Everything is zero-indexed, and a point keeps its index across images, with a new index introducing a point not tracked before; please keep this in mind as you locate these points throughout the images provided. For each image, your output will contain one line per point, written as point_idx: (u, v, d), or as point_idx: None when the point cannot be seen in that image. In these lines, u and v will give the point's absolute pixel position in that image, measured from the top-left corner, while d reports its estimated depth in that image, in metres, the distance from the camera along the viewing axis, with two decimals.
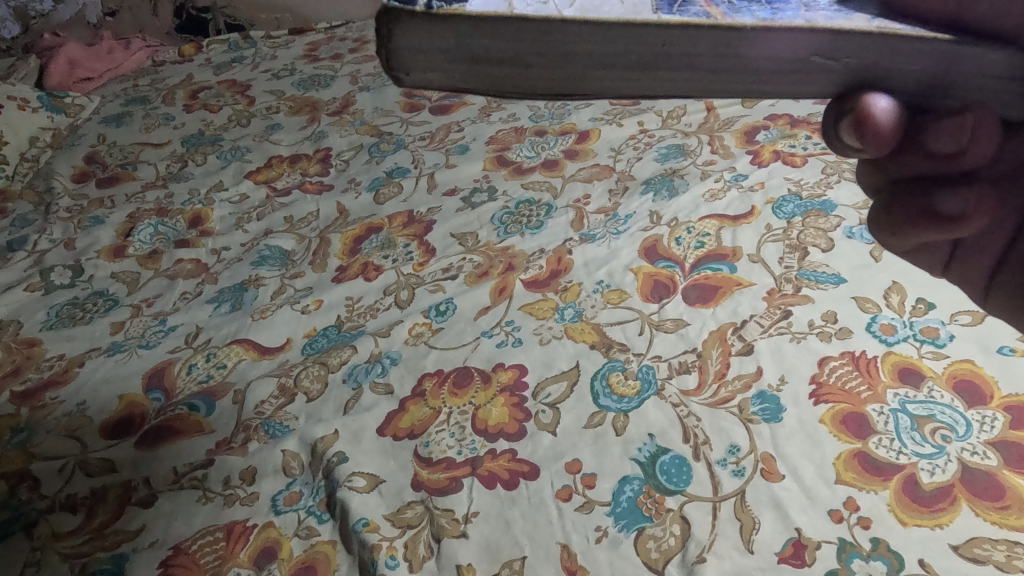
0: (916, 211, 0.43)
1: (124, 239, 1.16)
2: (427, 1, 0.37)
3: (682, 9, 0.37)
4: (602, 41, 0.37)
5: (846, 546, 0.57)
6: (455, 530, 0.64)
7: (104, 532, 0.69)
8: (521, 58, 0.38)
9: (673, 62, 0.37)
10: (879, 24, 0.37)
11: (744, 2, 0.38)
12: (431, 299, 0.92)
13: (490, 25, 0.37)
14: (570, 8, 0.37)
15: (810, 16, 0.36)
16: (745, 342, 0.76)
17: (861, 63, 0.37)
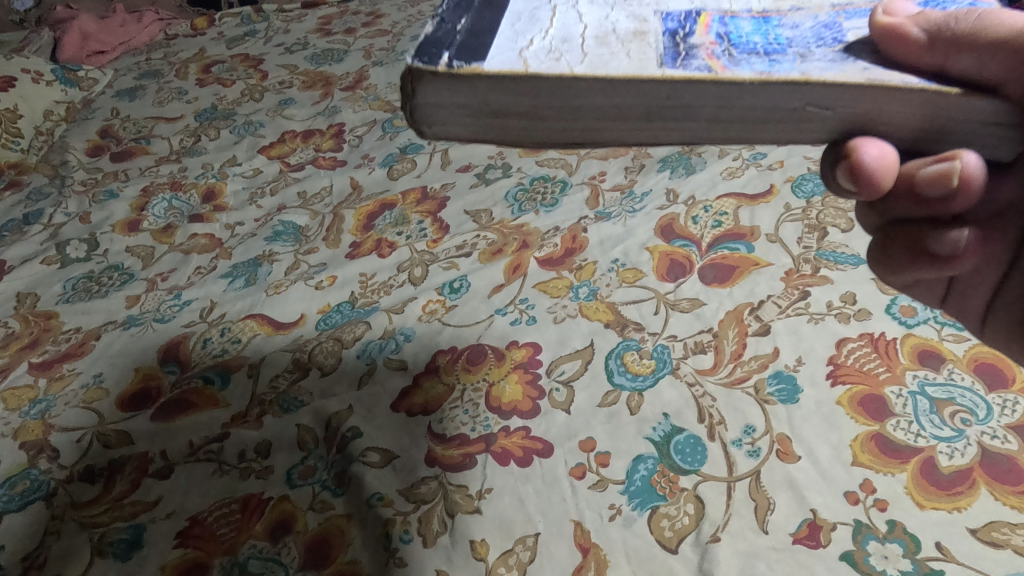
0: (911, 251, 0.49)
1: (139, 213, 1.16)
2: (447, 61, 0.37)
3: (685, 63, 0.37)
4: (608, 96, 0.37)
5: (862, 528, 0.57)
6: (469, 506, 0.64)
7: (121, 502, 0.70)
8: (537, 110, 0.39)
9: (681, 112, 0.38)
10: (870, 74, 0.36)
11: (743, 54, 0.38)
12: (445, 276, 0.91)
13: (505, 84, 0.37)
14: (580, 64, 0.37)
15: (805, 68, 0.36)
16: (762, 323, 0.75)
17: (854, 113, 0.37)
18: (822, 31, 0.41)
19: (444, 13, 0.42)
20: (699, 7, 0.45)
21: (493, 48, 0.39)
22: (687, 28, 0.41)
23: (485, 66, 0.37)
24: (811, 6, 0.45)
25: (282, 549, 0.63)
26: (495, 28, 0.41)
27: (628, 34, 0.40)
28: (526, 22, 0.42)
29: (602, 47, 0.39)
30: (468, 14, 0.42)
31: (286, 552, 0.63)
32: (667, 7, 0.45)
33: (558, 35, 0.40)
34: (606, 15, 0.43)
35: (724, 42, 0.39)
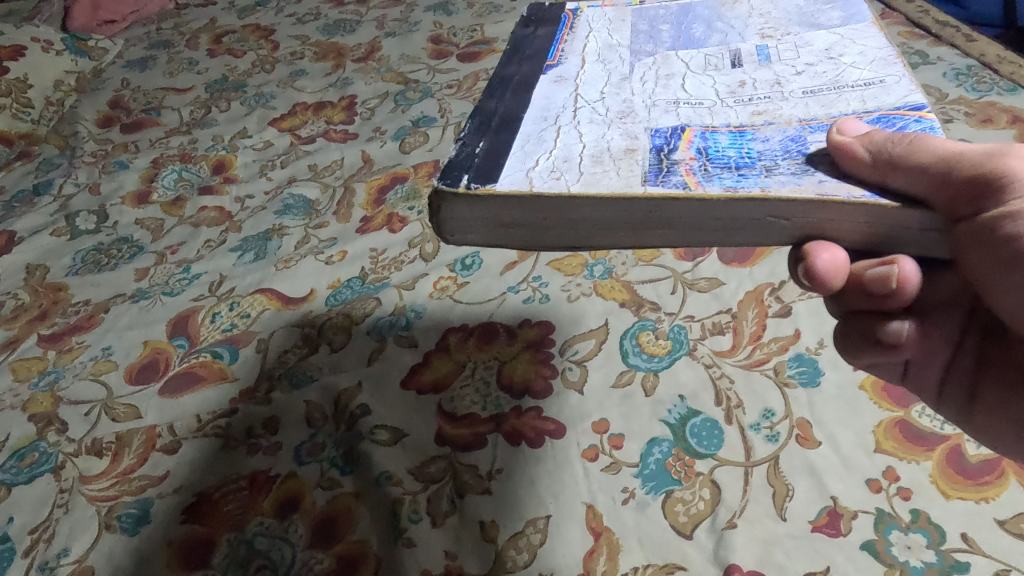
0: (866, 338, 0.53)
1: (149, 184, 1.15)
2: (466, 184, 0.43)
3: (665, 180, 0.41)
4: (604, 211, 0.41)
5: (884, 517, 0.55)
6: (479, 486, 0.63)
7: (129, 477, 0.69)
8: (542, 222, 0.43)
9: (659, 225, 0.41)
10: (822, 189, 0.39)
11: (716, 169, 0.42)
12: (456, 252, 0.90)
13: (514, 200, 0.42)
14: (577, 183, 0.42)
15: (766, 183, 0.40)
16: (783, 304, 0.73)
17: (809, 224, 0.39)
18: (788, 143, 0.44)
19: (466, 137, 0.48)
20: (684, 121, 0.48)
21: (505, 168, 0.45)
22: (671, 144, 0.45)
23: (496, 187, 0.43)
24: (782, 119, 0.47)
25: (290, 527, 0.63)
26: (504, 151, 0.47)
27: (619, 152, 0.45)
28: (534, 143, 0.47)
29: (596, 167, 0.43)
30: (485, 137, 0.48)
31: (293, 530, 0.62)
32: (658, 122, 0.48)
33: (560, 155, 0.45)
34: (603, 133, 0.47)
35: (699, 157, 0.43)
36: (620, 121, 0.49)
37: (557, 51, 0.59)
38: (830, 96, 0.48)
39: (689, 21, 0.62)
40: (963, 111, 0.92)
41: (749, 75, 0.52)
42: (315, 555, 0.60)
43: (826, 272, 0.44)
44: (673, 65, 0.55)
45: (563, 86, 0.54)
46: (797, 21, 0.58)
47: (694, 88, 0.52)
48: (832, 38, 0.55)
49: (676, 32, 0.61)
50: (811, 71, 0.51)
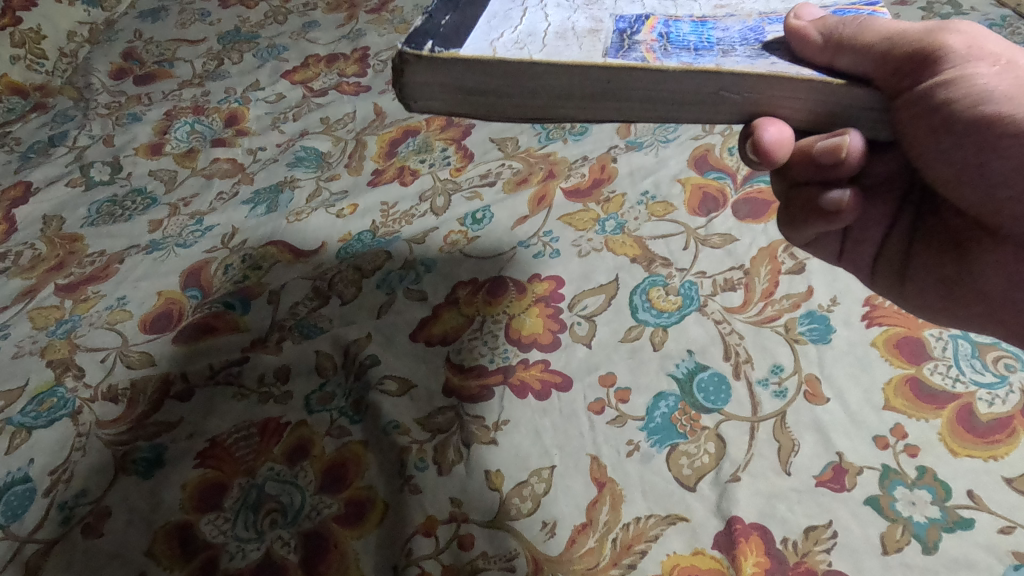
0: (808, 209, 0.56)
1: (162, 136, 1.15)
2: (431, 47, 0.42)
3: (626, 55, 0.42)
4: (563, 79, 0.42)
5: (890, 474, 0.55)
6: (485, 437, 0.63)
7: (144, 422, 0.71)
8: (504, 90, 0.43)
9: (619, 96, 0.43)
10: (774, 67, 0.42)
11: (676, 49, 0.43)
12: (467, 206, 0.89)
13: (480, 66, 0.42)
14: (540, 53, 0.42)
15: (721, 61, 0.42)
16: (797, 261, 0.71)
17: (759, 97, 0.42)
18: (748, 31, 0.47)
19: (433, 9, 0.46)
20: (648, 10, 0.49)
21: (471, 37, 0.44)
22: (634, 28, 0.46)
23: (462, 51, 0.42)
24: (742, 13, 0.50)
25: (299, 472, 0.64)
26: (471, 21, 0.45)
27: (583, 31, 0.45)
28: (500, 19, 0.46)
29: (561, 41, 0.44)
30: (454, 10, 0.46)
31: (302, 475, 0.63)
32: (623, 11, 0.49)
33: (525, 30, 0.44)
34: (569, 15, 0.47)
35: (659, 38, 0.45)
36: (586, 7, 0.49)
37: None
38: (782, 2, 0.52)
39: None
40: None
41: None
42: (323, 500, 0.61)
43: (770, 147, 0.48)
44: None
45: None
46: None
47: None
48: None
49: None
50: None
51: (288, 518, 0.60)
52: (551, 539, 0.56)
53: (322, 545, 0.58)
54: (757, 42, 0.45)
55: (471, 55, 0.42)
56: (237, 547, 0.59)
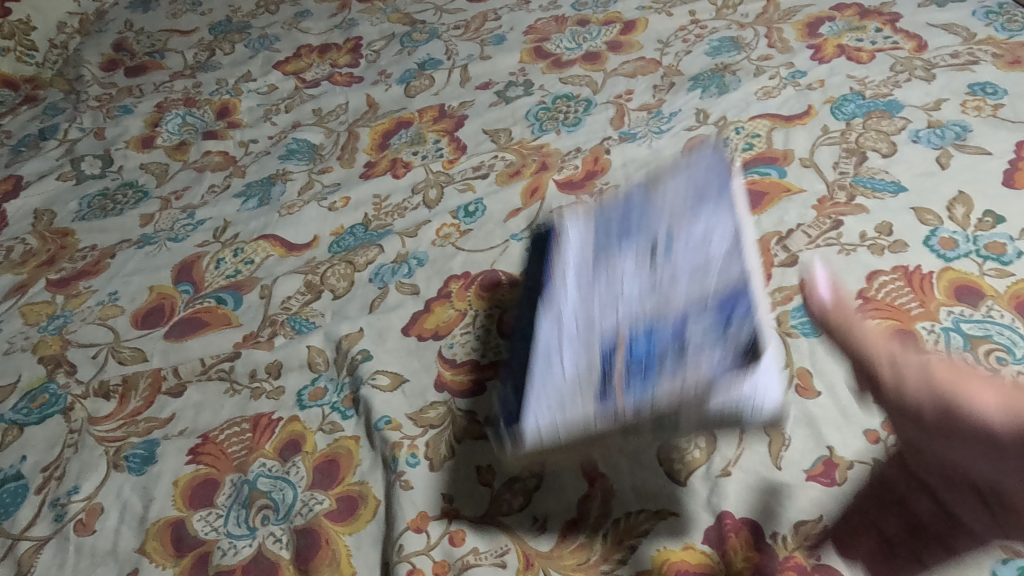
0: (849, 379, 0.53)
1: (153, 129, 1.14)
2: (495, 435, 0.60)
3: (607, 397, 0.57)
4: (575, 432, 0.57)
5: (882, 467, 0.54)
6: (477, 432, 0.63)
7: (136, 418, 0.71)
8: (555, 460, 0.58)
9: (612, 438, 0.57)
10: (687, 380, 0.55)
11: (637, 386, 0.57)
12: (460, 199, 0.89)
13: (536, 461, 0.58)
14: (555, 419, 0.57)
15: (654, 394, 0.56)
16: (789, 253, 0.71)
17: (689, 411, 0.54)
18: (685, 332, 0.60)
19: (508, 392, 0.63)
20: (622, 329, 0.62)
21: (525, 412, 0.59)
22: (609, 366, 0.60)
23: (525, 424, 0.58)
24: (673, 314, 0.61)
25: (291, 468, 0.64)
26: (527, 393, 0.61)
27: (580, 381, 0.60)
28: (537, 389, 0.61)
29: (569, 399, 0.59)
30: (506, 425, 0.60)
31: (294, 471, 0.63)
32: (604, 336, 0.63)
33: (548, 389, 0.60)
34: (570, 367, 0.62)
35: (628, 361, 0.59)
36: (582, 344, 0.63)
37: (545, 275, 0.71)
38: (718, 290, 0.61)
39: (626, 202, 0.75)
40: (991, 51, 0.88)
41: (660, 277, 0.65)
42: (314, 496, 0.61)
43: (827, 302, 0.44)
44: (616, 278, 0.68)
45: (552, 320, 0.67)
46: (691, 225, 0.69)
47: (626, 298, 0.65)
48: (716, 227, 0.66)
49: (620, 227, 0.73)
50: (700, 268, 0.63)
51: (280, 514, 0.60)
52: (541, 534, 0.56)
53: (313, 542, 0.58)
54: (690, 346, 0.58)
55: (532, 428, 0.57)
56: (229, 543, 0.59)
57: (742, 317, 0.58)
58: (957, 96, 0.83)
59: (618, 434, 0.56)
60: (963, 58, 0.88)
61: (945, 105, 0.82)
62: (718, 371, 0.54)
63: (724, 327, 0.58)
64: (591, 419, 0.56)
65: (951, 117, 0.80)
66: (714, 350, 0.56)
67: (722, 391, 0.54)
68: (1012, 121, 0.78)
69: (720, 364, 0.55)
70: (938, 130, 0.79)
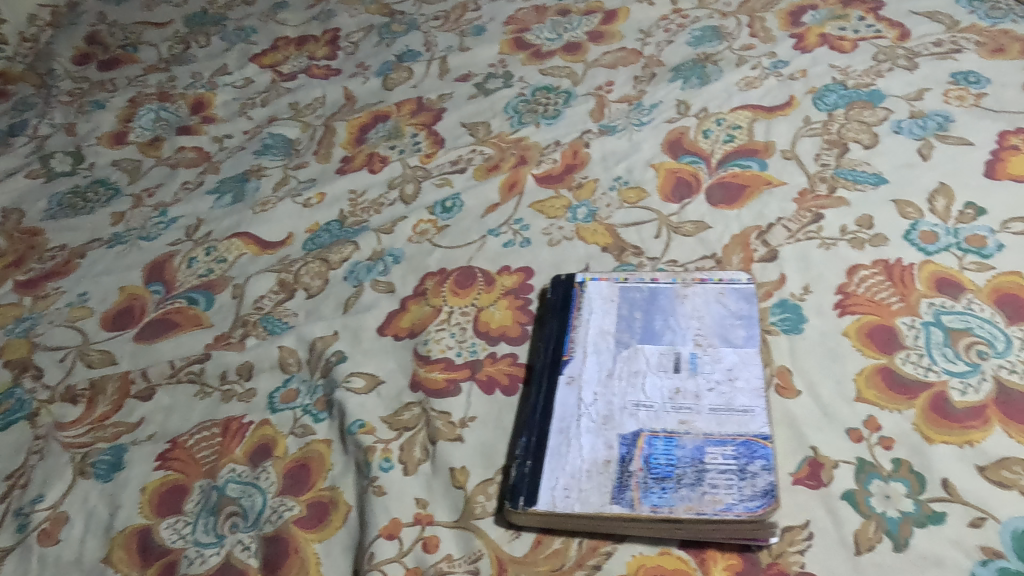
0: None
1: (126, 124, 1.12)
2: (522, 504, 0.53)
3: (622, 496, 0.51)
4: (596, 522, 0.51)
5: (865, 467, 0.53)
6: (451, 434, 0.62)
7: (103, 423, 0.69)
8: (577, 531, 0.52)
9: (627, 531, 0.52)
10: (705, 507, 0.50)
11: (655, 487, 0.52)
12: (437, 194, 0.87)
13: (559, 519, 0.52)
14: (578, 503, 0.52)
15: (676, 505, 0.50)
16: (769, 248, 0.70)
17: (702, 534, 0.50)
18: (707, 447, 0.54)
19: (519, 453, 0.56)
20: (642, 421, 0.56)
21: (540, 487, 0.53)
22: (629, 454, 0.54)
23: (538, 507, 0.52)
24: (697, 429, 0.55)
25: (261, 474, 0.62)
26: (540, 468, 0.55)
27: (597, 465, 0.54)
28: (556, 460, 0.55)
29: (587, 480, 0.53)
30: (524, 486, 0.54)
31: (264, 477, 0.62)
32: (624, 421, 0.57)
33: (568, 472, 0.54)
34: (589, 446, 0.55)
35: (646, 467, 0.53)
36: (601, 428, 0.56)
37: (567, 339, 0.64)
38: (743, 416, 0.55)
39: (654, 282, 0.67)
40: (974, 39, 0.86)
41: (685, 373, 0.59)
42: (284, 502, 0.60)
43: None
44: (641, 356, 0.61)
45: (572, 391, 0.60)
46: (718, 321, 0.62)
47: (648, 386, 0.59)
48: (743, 354, 0.60)
49: (647, 303, 0.65)
50: (725, 385, 0.57)
51: (249, 521, 0.59)
52: (515, 540, 0.54)
53: (282, 550, 0.56)
54: (709, 467, 0.52)
55: (544, 512, 0.52)
56: (197, 552, 0.58)
57: (768, 458, 0.52)
58: (939, 86, 0.81)
59: (633, 531, 0.51)
60: (947, 46, 0.87)
61: (928, 95, 0.81)
62: (728, 507, 0.50)
63: (743, 461, 0.52)
64: (607, 514, 0.51)
65: (933, 107, 0.79)
66: (730, 486, 0.51)
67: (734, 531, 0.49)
68: (995, 110, 0.77)
69: (735, 508, 0.49)
70: (920, 121, 0.78)
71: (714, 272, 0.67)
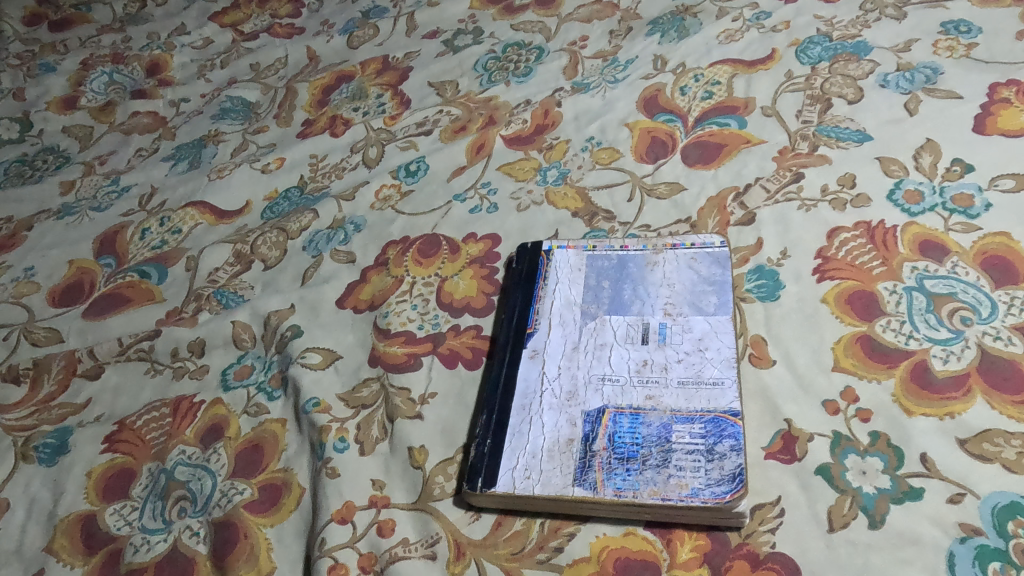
0: None
1: (77, 88, 1.06)
2: (480, 486, 0.51)
3: (584, 478, 0.49)
4: (558, 504, 0.49)
5: (841, 441, 0.50)
6: (410, 411, 0.59)
7: (49, 404, 0.66)
8: (539, 512, 0.50)
9: (591, 512, 0.49)
10: (669, 488, 0.48)
11: (619, 467, 0.49)
12: (402, 158, 0.83)
13: (519, 500, 0.50)
14: (539, 485, 0.49)
15: (640, 487, 0.48)
16: (747, 211, 0.66)
17: (665, 514, 0.48)
18: (674, 425, 0.51)
19: (479, 432, 0.54)
20: (607, 398, 0.54)
21: (499, 467, 0.51)
22: (593, 432, 0.52)
23: (496, 489, 0.50)
24: (663, 403, 0.53)
25: (212, 456, 0.59)
26: (500, 447, 0.52)
27: (560, 443, 0.52)
28: (516, 439, 0.53)
29: (549, 461, 0.51)
30: (484, 466, 0.52)
31: (215, 459, 0.59)
32: (589, 397, 0.54)
33: (530, 451, 0.52)
34: (553, 422, 0.53)
35: (610, 447, 0.51)
36: (565, 405, 0.54)
37: (531, 309, 0.61)
38: (712, 390, 0.52)
39: (623, 249, 0.64)
40: None
41: (653, 347, 0.56)
42: (234, 485, 0.57)
43: None
44: (608, 329, 0.59)
45: (535, 365, 0.57)
46: (690, 289, 0.60)
47: (614, 360, 0.56)
48: (714, 323, 0.57)
49: (615, 272, 0.63)
50: (695, 357, 0.55)
51: (198, 506, 0.56)
52: (475, 522, 0.51)
53: (231, 535, 0.54)
54: (676, 448, 0.50)
55: (503, 494, 0.50)
56: (143, 539, 0.55)
57: (737, 437, 0.49)
58: (928, 36, 0.77)
59: (596, 513, 0.49)
60: None
61: (916, 46, 0.76)
62: (695, 492, 0.47)
63: (712, 440, 0.49)
64: (568, 497, 0.48)
65: (921, 59, 0.75)
66: (697, 468, 0.48)
67: (700, 512, 0.47)
68: (986, 61, 0.73)
69: (701, 493, 0.47)
70: (907, 73, 0.74)
71: (686, 236, 0.64)
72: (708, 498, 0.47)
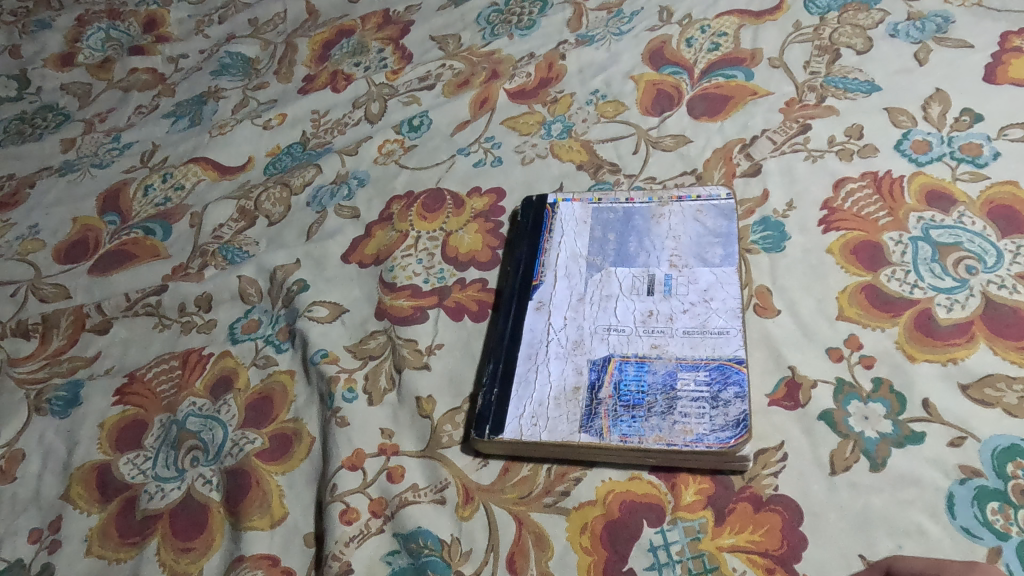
0: None
1: (72, 44, 1.04)
2: (487, 433, 0.51)
3: (590, 424, 0.50)
4: (564, 450, 0.50)
5: (844, 387, 0.51)
6: (417, 361, 0.59)
7: (59, 358, 0.67)
8: (545, 458, 0.51)
9: (597, 458, 0.50)
10: (674, 434, 0.48)
11: (624, 415, 0.50)
12: (405, 112, 0.82)
13: (526, 447, 0.51)
14: (545, 432, 0.50)
15: (645, 433, 0.49)
16: (753, 162, 0.66)
17: (669, 459, 0.48)
18: (679, 373, 0.52)
19: (486, 380, 0.55)
20: (612, 347, 0.54)
21: (507, 415, 0.52)
22: (599, 380, 0.53)
23: (504, 435, 0.51)
24: (668, 353, 0.53)
25: (222, 407, 0.60)
26: (507, 395, 0.53)
27: (567, 391, 0.52)
28: (523, 387, 0.53)
29: (555, 409, 0.52)
30: (491, 414, 0.52)
31: (225, 410, 0.60)
32: (595, 348, 0.55)
33: (537, 399, 0.52)
34: (559, 371, 0.54)
35: (616, 394, 0.51)
36: (571, 353, 0.55)
37: (537, 261, 0.61)
38: (717, 339, 0.53)
39: (628, 202, 0.64)
40: None
41: (657, 298, 0.57)
42: (245, 435, 0.58)
43: None
44: (613, 280, 0.59)
45: (541, 316, 0.57)
46: (695, 240, 0.60)
47: (619, 310, 0.57)
48: (720, 274, 0.57)
49: (621, 224, 0.63)
50: (700, 307, 0.55)
51: (210, 455, 0.57)
52: (483, 468, 0.52)
53: (243, 482, 0.55)
54: (681, 395, 0.50)
55: (510, 440, 0.50)
56: (157, 487, 0.56)
57: (741, 384, 0.50)
58: None
59: (601, 459, 0.50)
60: None
61: None
62: (699, 437, 0.48)
63: (716, 388, 0.50)
64: (574, 442, 0.49)
65: (932, 8, 0.73)
66: (701, 414, 0.49)
67: (704, 457, 0.47)
68: (998, 10, 0.71)
69: (706, 438, 0.48)
70: (918, 23, 0.72)
71: (692, 189, 0.63)
72: (711, 443, 0.47)
